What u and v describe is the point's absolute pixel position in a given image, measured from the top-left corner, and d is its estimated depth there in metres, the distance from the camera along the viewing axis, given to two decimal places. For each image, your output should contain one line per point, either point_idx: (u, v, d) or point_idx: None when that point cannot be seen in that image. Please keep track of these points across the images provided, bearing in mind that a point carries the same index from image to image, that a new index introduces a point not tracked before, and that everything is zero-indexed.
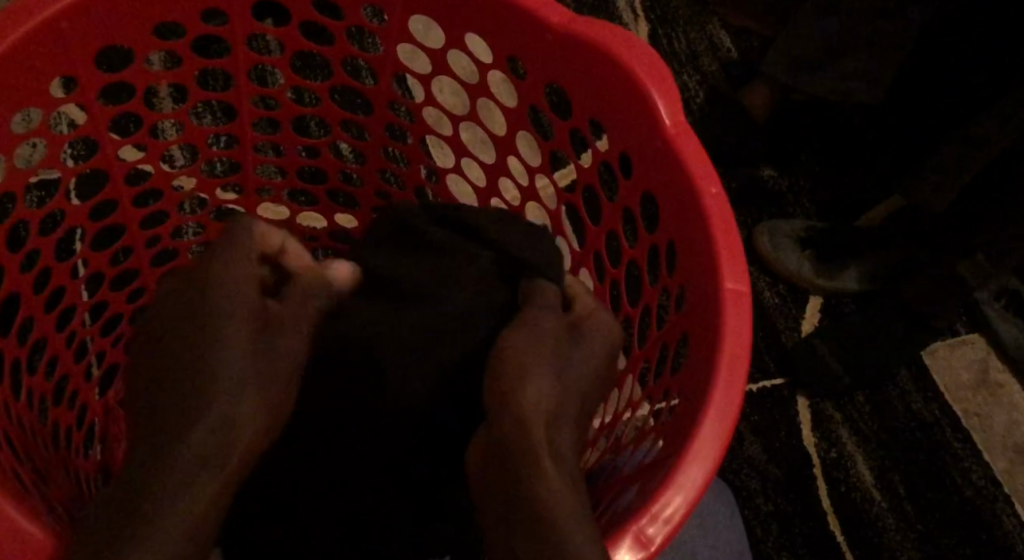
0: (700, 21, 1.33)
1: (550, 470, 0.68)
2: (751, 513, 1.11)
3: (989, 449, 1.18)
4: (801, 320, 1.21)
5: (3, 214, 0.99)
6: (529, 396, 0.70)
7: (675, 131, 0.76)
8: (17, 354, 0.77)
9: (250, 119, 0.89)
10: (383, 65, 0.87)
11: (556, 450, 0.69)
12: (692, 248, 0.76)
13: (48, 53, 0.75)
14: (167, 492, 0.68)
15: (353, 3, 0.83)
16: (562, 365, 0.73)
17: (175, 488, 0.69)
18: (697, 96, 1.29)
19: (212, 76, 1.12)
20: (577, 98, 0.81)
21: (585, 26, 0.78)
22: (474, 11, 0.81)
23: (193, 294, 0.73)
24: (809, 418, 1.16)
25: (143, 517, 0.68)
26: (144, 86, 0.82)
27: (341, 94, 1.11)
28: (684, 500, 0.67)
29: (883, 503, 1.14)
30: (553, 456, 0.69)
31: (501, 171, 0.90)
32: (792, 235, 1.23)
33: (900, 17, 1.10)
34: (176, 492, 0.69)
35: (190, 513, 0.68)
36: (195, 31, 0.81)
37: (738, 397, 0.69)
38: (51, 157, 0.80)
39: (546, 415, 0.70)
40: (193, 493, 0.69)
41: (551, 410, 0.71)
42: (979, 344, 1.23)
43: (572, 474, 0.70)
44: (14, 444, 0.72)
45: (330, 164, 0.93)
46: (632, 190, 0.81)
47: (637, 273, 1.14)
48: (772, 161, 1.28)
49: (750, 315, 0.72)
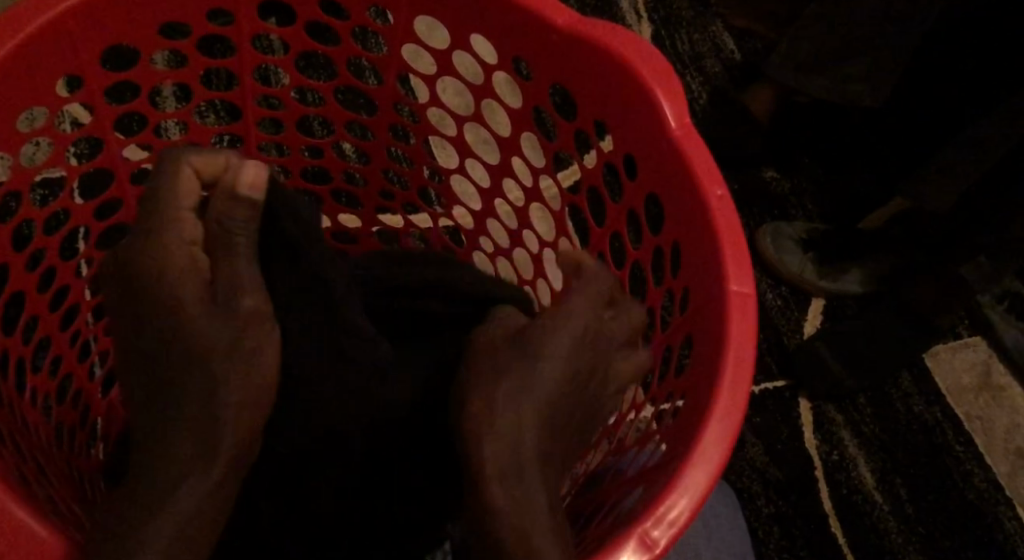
0: (703, 23, 1.33)
1: (499, 491, 0.67)
2: (753, 515, 1.11)
3: (991, 453, 1.18)
4: (803, 322, 1.21)
5: (7, 212, 0.99)
6: (478, 414, 0.69)
7: (680, 133, 0.76)
8: (22, 352, 0.77)
9: (254, 118, 0.89)
10: (387, 65, 0.87)
11: (509, 468, 0.67)
12: (696, 249, 0.76)
13: (54, 53, 0.75)
14: (156, 488, 0.68)
15: (358, 3, 0.83)
16: (519, 371, 0.70)
17: (170, 483, 0.68)
18: (700, 98, 1.29)
19: (216, 75, 1.12)
20: (583, 99, 0.81)
21: (591, 27, 0.78)
22: (479, 12, 0.81)
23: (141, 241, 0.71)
24: (810, 420, 1.16)
25: (141, 518, 0.67)
26: (149, 85, 0.82)
27: (345, 94, 1.11)
28: (688, 503, 0.67)
29: (884, 506, 1.14)
30: (506, 475, 0.67)
31: (505, 171, 0.90)
32: (793, 237, 1.23)
33: (902, 20, 1.10)
34: (166, 487, 0.68)
35: (178, 507, 0.68)
36: (200, 31, 0.81)
37: (743, 400, 0.69)
38: (56, 157, 0.80)
39: (506, 426, 0.68)
40: (189, 489, 0.68)
41: (505, 424, 0.68)
42: (981, 347, 1.23)
43: (536, 488, 0.68)
44: (19, 442, 0.72)
45: (334, 164, 0.93)
46: (637, 192, 0.81)
47: (640, 274, 1.14)
48: (774, 163, 1.29)
49: (756, 317, 0.72)
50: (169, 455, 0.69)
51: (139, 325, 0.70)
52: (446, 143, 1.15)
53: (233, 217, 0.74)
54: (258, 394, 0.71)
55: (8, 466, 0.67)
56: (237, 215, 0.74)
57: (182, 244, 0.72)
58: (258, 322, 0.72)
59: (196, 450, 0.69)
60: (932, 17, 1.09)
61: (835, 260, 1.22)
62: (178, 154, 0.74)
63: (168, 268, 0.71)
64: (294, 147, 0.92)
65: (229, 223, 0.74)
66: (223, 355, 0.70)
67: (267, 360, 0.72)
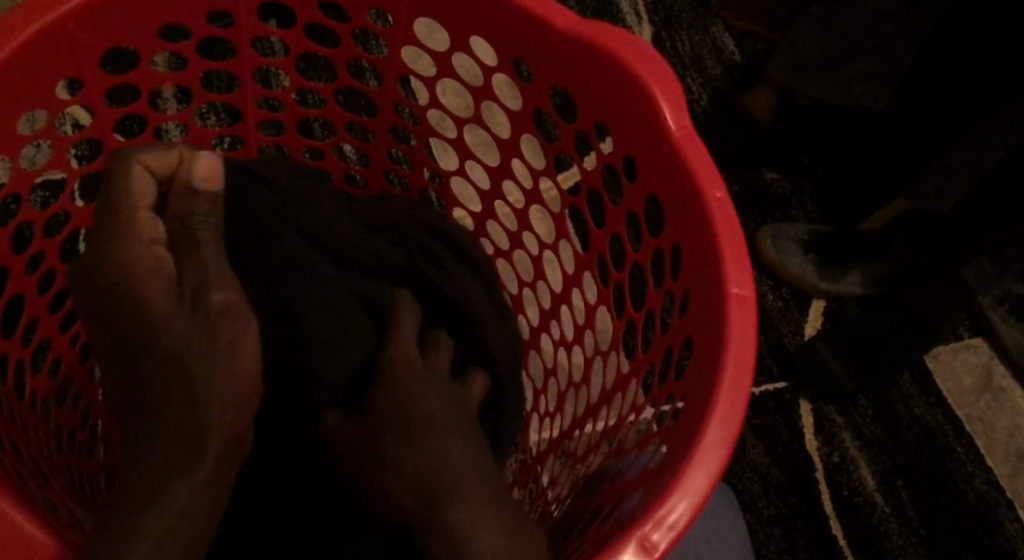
0: (704, 25, 1.33)
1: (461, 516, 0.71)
2: (753, 517, 1.11)
3: (992, 454, 1.18)
4: (804, 323, 1.21)
5: (8, 214, 0.99)
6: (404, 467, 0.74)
7: (679, 134, 0.76)
8: (22, 355, 0.77)
9: (254, 120, 0.89)
10: (387, 67, 0.87)
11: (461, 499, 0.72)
12: (697, 251, 0.76)
13: (55, 56, 0.75)
14: (156, 481, 0.68)
15: (358, 4, 0.83)
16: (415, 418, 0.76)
17: (169, 476, 0.69)
18: (700, 99, 1.29)
19: (216, 77, 1.12)
20: (583, 101, 0.81)
21: (591, 29, 0.78)
22: (478, 13, 0.81)
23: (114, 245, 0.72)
24: (811, 421, 1.16)
25: (142, 515, 0.67)
26: (149, 87, 0.82)
27: (346, 96, 1.11)
28: (688, 505, 0.67)
29: (885, 508, 1.14)
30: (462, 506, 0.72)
31: (506, 173, 0.90)
32: (795, 238, 1.23)
33: (903, 21, 1.10)
34: (166, 479, 0.69)
35: (179, 495, 0.68)
36: (201, 33, 0.81)
37: (743, 401, 0.69)
38: (57, 159, 0.80)
39: (435, 458, 0.74)
40: (185, 484, 0.69)
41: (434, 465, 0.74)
42: (982, 348, 1.23)
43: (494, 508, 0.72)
44: (18, 445, 0.72)
45: (334, 167, 0.93)
46: (636, 194, 0.81)
47: (640, 276, 1.14)
48: (773, 165, 1.27)
49: (756, 318, 0.72)
50: (163, 451, 0.69)
51: (116, 331, 0.71)
52: (447, 144, 1.15)
53: (193, 210, 0.76)
54: (242, 386, 0.73)
55: (7, 468, 0.67)
56: (200, 210, 0.76)
57: (150, 242, 0.73)
58: (232, 315, 0.74)
59: (190, 440, 0.70)
60: (933, 18, 1.09)
61: (835, 262, 1.22)
62: (129, 153, 0.75)
63: (140, 266, 0.72)
64: (294, 149, 0.92)
65: (192, 222, 0.75)
66: (203, 345, 0.72)
67: (247, 349, 0.74)
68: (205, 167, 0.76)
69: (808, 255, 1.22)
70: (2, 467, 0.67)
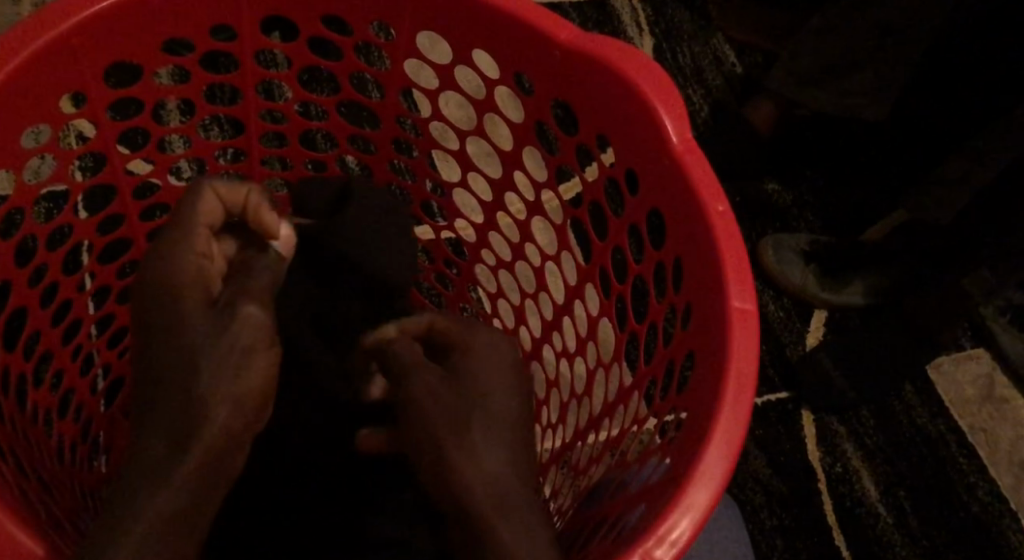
0: (705, 36, 1.34)
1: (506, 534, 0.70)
2: (755, 528, 1.10)
3: (996, 466, 1.18)
4: (806, 333, 1.21)
5: (11, 226, 0.99)
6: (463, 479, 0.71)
7: (680, 147, 0.76)
8: (25, 367, 0.77)
9: (257, 132, 0.89)
10: (390, 79, 0.87)
11: (509, 514, 0.70)
12: (699, 266, 0.76)
13: (59, 70, 0.75)
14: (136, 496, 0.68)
15: (360, 18, 0.83)
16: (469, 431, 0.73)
17: (151, 491, 0.68)
18: (701, 110, 1.30)
19: (219, 90, 1.12)
20: (584, 115, 0.82)
21: (592, 43, 0.78)
22: (481, 30, 0.81)
23: (162, 258, 0.73)
24: (814, 432, 1.16)
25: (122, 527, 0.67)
26: (153, 100, 0.82)
27: (348, 109, 1.11)
28: (690, 522, 0.66)
29: (888, 519, 1.13)
30: (509, 523, 0.70)
31: (507, 184, 0.90)
32: (796, 249, 1.23)
33: (903, 35, 1.11)
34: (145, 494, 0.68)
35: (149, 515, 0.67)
36: (203, 46, 0.81)
37: (745, 419, 0.69)
38: (60, 171, 0.80)
39: (483, 479, 0.71)
40: (152, 498, 0.67)
41: (489, 482, 0.71)
42: (984, 359, 1.23)
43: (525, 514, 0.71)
44: (21, 460, 0.72)
45: (336, 177, 0.93)
46: (638, 207, 0.81)
47: (641, 287, 1.14)
48: (775, 176, 1.28)
49: (757, 334, 0.72)
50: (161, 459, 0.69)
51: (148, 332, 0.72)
52: (448, 156, 1.15)
53: (197, 243, 0.74)
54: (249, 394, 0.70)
55: (10, 486, 0.66)
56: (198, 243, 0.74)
57: (201, 255, 0.74)
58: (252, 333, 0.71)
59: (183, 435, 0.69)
60: (933, 27, 1.10)
61: (836, 273, 1.22)
62: (208, 182, 0.76)
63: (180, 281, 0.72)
64: (298, 160, 0.92)
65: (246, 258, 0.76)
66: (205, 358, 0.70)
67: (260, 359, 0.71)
68: (284, 237, 0.78)
69: (809, 265, 1.22)
70: (6, 483, 0.67)
